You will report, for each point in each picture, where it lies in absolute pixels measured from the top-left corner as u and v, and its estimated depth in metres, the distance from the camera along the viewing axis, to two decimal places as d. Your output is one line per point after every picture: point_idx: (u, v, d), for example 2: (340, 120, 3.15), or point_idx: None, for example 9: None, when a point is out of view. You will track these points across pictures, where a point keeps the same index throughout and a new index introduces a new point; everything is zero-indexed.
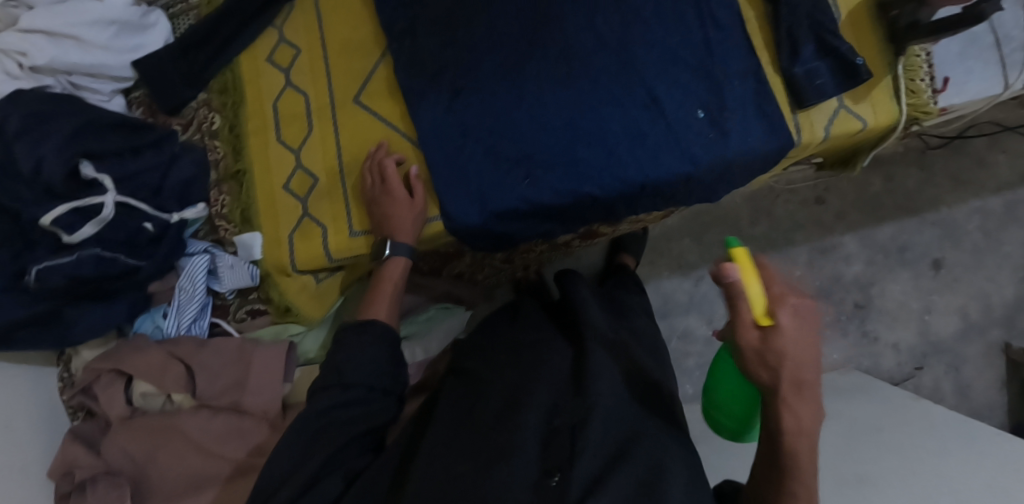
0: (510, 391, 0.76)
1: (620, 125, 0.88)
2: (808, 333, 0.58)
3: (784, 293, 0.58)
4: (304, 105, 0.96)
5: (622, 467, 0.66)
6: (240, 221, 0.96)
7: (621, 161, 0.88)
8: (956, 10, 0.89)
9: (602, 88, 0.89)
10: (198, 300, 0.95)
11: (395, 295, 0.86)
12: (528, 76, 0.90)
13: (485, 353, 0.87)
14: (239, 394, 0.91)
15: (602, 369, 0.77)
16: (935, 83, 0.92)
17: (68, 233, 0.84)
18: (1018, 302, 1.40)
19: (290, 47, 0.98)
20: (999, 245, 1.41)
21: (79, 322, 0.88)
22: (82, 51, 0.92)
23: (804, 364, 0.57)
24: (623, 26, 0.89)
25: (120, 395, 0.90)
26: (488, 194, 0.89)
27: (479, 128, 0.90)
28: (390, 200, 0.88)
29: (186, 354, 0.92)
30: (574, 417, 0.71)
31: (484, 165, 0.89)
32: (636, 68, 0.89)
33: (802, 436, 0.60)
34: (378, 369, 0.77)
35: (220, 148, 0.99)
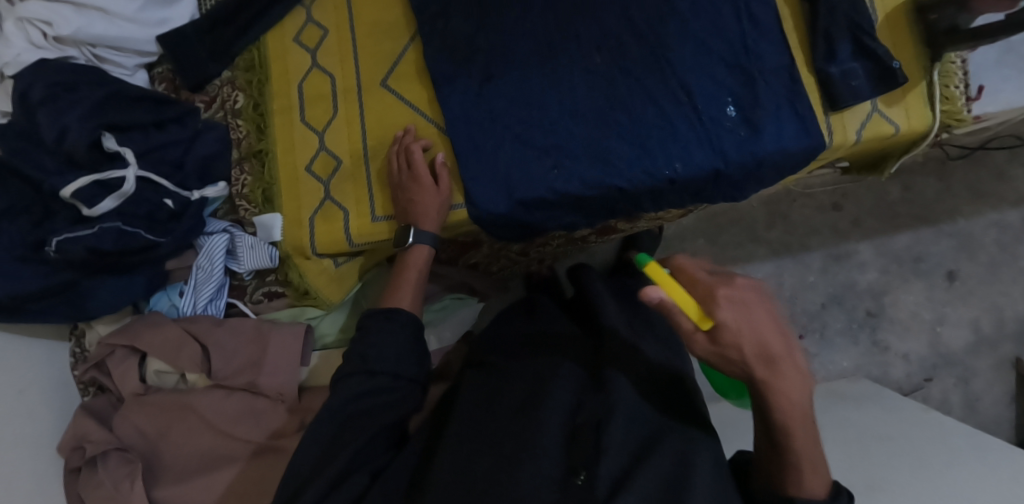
0: (532, 385, 0.76)
1: (651, 118, 0.89)
2: (755, 313, 0.61)
3: (714, 291, 0.61)
4: (330, 86, 0.95)
5: (652, 459, 0.65)
6: (261, 202, 0.94)
7: (652, 154, 0.88)
8: (995, 18, 0.88)
9: (635, 82, 0.89)
10: (216, 280, 0.92)
11: (420, 283, 0.85)
12: (561, 65, 0.90)
13: (504, 343, 0.87)
14: (255, 374, 0.89)
15: (622, 366, 0.77)
16: (970, 91, 0.91)
17: (89, 206, 0.83)
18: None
19: (318, 27, 0.96)
20: (1015, 259, 1.39)
21: (95, 292, 0.88)
22: (108, 22, 0.92)
23: (765, 341, 0.60)
24: (657, 21, 0.89)
25: (134, 372, 0.90)
26: (515, 182, 0.89)
27: (508, 115, 0.90)
28: (417, 187, 0.87)
29: (201, 332, 0.90)
30: (596, 413, 0.71)
31: (513, 153, 0.89)
32: (670, 63, 0.89)
33: (796, 409, 0.62)
34: (403, 358, 0.76)
35: (242, 127, 0.97)
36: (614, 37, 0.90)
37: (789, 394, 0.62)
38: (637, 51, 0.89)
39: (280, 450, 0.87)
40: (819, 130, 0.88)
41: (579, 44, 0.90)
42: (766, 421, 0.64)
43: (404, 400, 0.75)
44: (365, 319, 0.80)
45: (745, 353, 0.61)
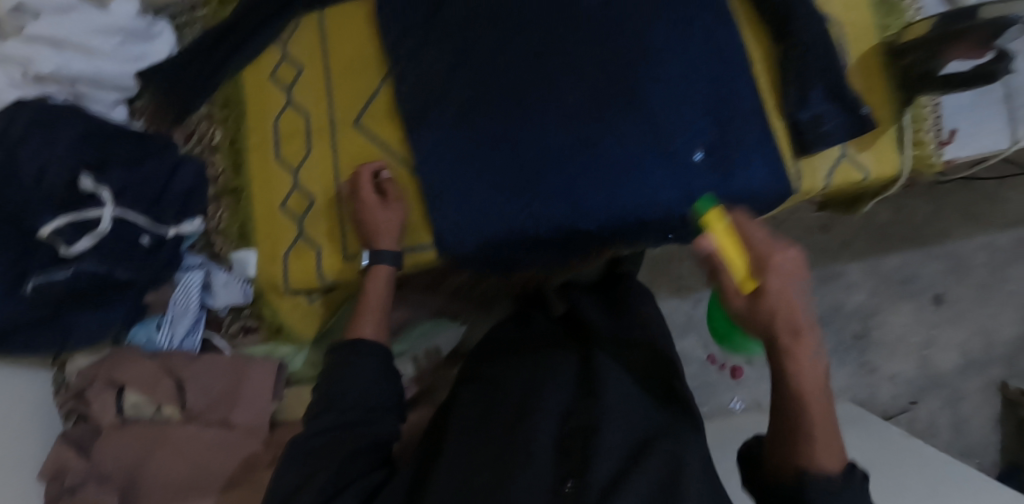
0: (521, 401, 0.75)
1: (624, 160, 0.87)
2: (794, 284, 0.57)
3: (769, 250, 0.58)
4: (305, 124, 0.95)
5: (643, 467, 0.63)
6: (236, 237, 0.97)
7: (623, 197, 0.87)
8: (967, 65, 0.87)
9: (608, 123, 0.88)
10: (192, 315, 0.94)
11: (384, 305, 0.84)
12: (534, 104, 0.89)
13: (500, 360, 0.86)
14: (228, 409, 0.91)
15: (614, 376, 0.75)
16: (941, 135, 0.91)
17: (67, 245, 0.85)
18: (1018, 340, 1.39)
19: (293, 64, 0.96)
20: (1004, 283, 1.39)
21: (76, 325, 0.89)
22: (90, 60, 0.94)
23: (797, 311, 0.57)
24: (630, 59, 0.88)
25: (111, 404, 0.91)
26: (484, 221, 0.89)
27: (481, 155, 0.89)
28: (369, 210, 0.88)
29: (176, 367, 0.92)
30: (586, 421, 0.69)
31: (484, 193, 0.89)
32: (642, 105, 0.88)
33: (810, 378, 0.59)
34: (378, 386, 0.76)
35: (220, 163, 0.99)
36: (588, 76, 0.89)
37: (802, 369, 0.59)
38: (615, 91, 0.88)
39: (254, 482, 0.86)
40: (788, 176, 0.87)
41: (558, 83, 0.89)
42: (778, 391, 0.62)
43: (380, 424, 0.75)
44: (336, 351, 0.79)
45: (776, 323, 0.58)
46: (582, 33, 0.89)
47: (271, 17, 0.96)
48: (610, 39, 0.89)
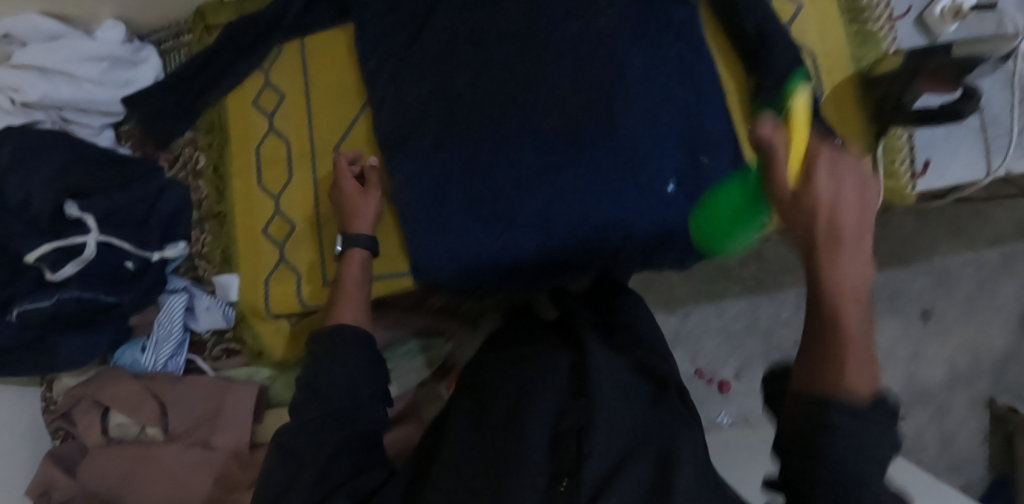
0: (515, 397, 0.69)
1: (598, 190, 0.87)
2: (845, 183, 0.55)
3: (822, 149, 0.58)
4: (286, 151, 0.97)
5: (633, 463, 0.60)
6: (219, 262, 0.98)
7: (595, 228, 0.87)
8: (943, 98, 0.87)
9: (584, 152, 0.87)
10: (176, 338, 0.96)
11: (359, 293, 0.84)
12: (509, 131, 0.89)
13: (494, 350, 0.82)
14: (209, 431, 0.92)
15: (606, 366, 0.69)
16: (916, 166, 0.91)
17: (52, 270, 0.88)
18: (1010, 353, 1.23)
19: (275, 91, 0.98)
20: (992, 295, 1.24)
21: (62, 348, 0.89)
22: (75, 87, 0.95)
23: (841, 212, 0.54)
24: (604, 84, 0.87)
25: (96, 424, 0.93)
26: (459, 249, 0.90)
27: (457, 182, 0.90)
28: (351, 199, 0.90)
29: (160, 390, 0.93)
30: (578, 418, 0.64)
31: (461, 221, 0.90)
32: (619, 132, 0.86)
33: (849, 286, 0.53)
34: (358, 385, 0.72)
35: (203, 188, 1.00)
36: (565, 104, 0.88)
37: (835, 269, 0.53)
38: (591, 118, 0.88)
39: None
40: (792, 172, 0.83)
41: (534, 110, 0.89)
42: (811, 307, 0.56)
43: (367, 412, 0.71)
44: (316, 342, 0.75)
45: (816, 220, 0.55)
46: (560, 58, 0.88)
47: (255, 42, 0.96)
48: (587, 65, 0.88)
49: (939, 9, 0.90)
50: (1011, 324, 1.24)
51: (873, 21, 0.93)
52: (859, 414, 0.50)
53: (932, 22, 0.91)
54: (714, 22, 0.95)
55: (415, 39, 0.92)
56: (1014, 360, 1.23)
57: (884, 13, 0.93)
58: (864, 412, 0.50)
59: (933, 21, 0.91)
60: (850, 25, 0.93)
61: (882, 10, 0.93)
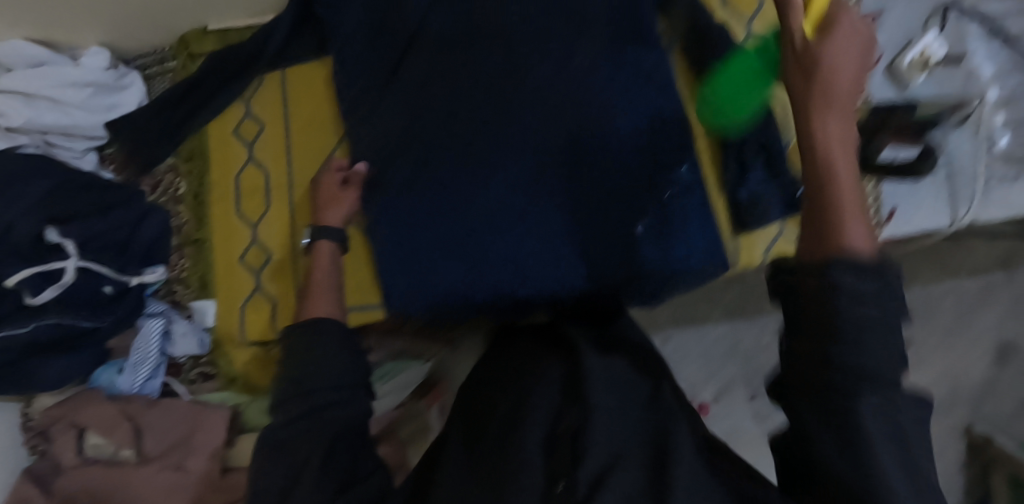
0: (504, 403, 0.65)
1: (565, 229, 0.91)
2: (851, 47, 0.56)
3: (841, 11, 0.57)
4: (264, 182, 0.99)
5: (627, 461, 0.56)
6: (196, 288, 1.01)
7: (560, 266, 0.91)
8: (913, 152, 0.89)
9: (552, 191, 0.92)
10: (152, 361, 0.98)
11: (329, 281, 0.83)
12: (483, 168, 0.92)
13: (488, 359, 0.77)
14: (183, 456, 0.94)
15: (601, 361, 0.65)
16: (881, 215, 0.92)
17: (32, 295, 0.89)
18: (988, 384, 1.23)
19: (255, 122, 1.01)
20: (971, 327, 1.24)
21: (41, 370, 0.91)
22: (60, 112, 0.97)
23: (842, 70, 0.55)
24: (577, 133, 0.91)
25: (71, 445, 0.94)
26: (429, 284, 0.92)
27: (428, 216, 0.92)
28: (328, 195, 0.93)
29: (134, 413, 0.95)
30: (575, 416, 0.59)
31: (431, 258, 0.92)
32: (583, 175, 0.91)
33: (840, 145, 0.55)
34: (346, 373, 0.69)
35: (183, 214, 1.03)
36: (537, 150, 0.92)
37: (827, 125, 0.55)
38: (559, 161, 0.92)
39: None
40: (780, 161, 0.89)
41: (504, 152, 0.92)
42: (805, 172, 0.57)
43: (355, 404, 0.69)
44: (291, 336, 0.73)
45: (826, 85, 0.55)
46: (530, 101, 0.92)
47: (239, 69, 0.95)
48: (558, 110, 0.91)
49: (908, 60, 0.93)
50: (988, 353, 1.24)
51: None
52: (864, 271, 0.49)
53: (901, 72, 0.93)
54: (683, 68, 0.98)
55: (392, 77, 0.94)
56: (991, 392, 1.23)
57: None
58: (873, 269, 0.49)
59: (902, 71, 0.93)
60: None
61: None
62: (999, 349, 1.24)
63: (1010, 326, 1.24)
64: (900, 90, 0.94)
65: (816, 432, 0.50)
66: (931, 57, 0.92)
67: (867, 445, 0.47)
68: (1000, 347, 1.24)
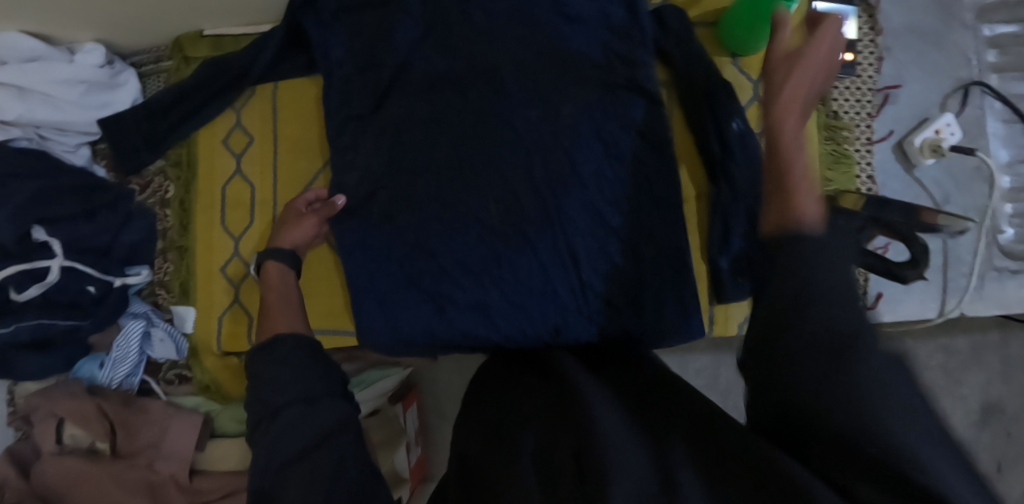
0: (500, 436, 0.65)
1: (537, 285, 0.89)
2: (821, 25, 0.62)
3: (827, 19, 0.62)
4: (249, 195, 1.03)
5: (635, 459, 0.51)
6: (178, 293, 1.04)
7: (529, 316, 0.89)
8: (905, 251, 0.89)
9: (531, 246, 0.89)
10: (131, 360, 1.02)
11: (286, 297, 0.86)
12: (461, 206, 0.90)
13: (477, 401, 0.76)
14: (155, 453, 0.99)
15: (588, 386, 0.62)
16: (868, 300, 0.90)
17: (17, 292, 0.93)
18: (968, 444, 1.16)
19: (244, 133, 1.03)
20: (957, 386, 1.16)
21: (22, 363, 0.95)
22: (51, 107, 0.97)
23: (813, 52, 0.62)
24: (557, 185, 0.89)
25: (51, 433, 0.98)
26: (400, 321, 0.92)
27: (402, 248, 0.92)
28: (288, 218, 0.96)
29: (112, 411, 1.00)
30: (571, 438, 0.55)
31: (402, 294, 0.92)
32: (563, 229, 0.89)
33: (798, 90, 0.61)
34: (307, 372, 0.71)
35: (169, 218, 1.05)
36: (516, 197, 0.89)
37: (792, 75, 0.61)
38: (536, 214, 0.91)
39: None
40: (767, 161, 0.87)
41: (482, 196, 0.90)
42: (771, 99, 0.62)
43: (327, 407, 0.69)
44: (251, 360, 0.73)
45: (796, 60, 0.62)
46: (514, 146, 0.90)
47: (234, 82, 0.98)
48: (541, 156, 0.89)
49: (920, 140, 0.88)
50: (971, 415, 1.16)
51: (850, 143, 0.90)
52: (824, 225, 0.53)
53: (912, 151, 0.89)
54: (680, 117, 0.96)
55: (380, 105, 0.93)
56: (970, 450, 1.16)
57: (861, 137, 0.90)
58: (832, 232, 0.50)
59: (912, 151, 0.89)
60: (826, 144, 0.89)
61: (860, 133, 0.90)
62: (983, 409, 1.16)
63: (996, 388, 1.16)
64: (908, 169, 0.91)
65: (814, 401, 0.45)
66: (946, 141, 0.87)
67: (874, 400, 0.43)
68: (983, 408, 1.17)
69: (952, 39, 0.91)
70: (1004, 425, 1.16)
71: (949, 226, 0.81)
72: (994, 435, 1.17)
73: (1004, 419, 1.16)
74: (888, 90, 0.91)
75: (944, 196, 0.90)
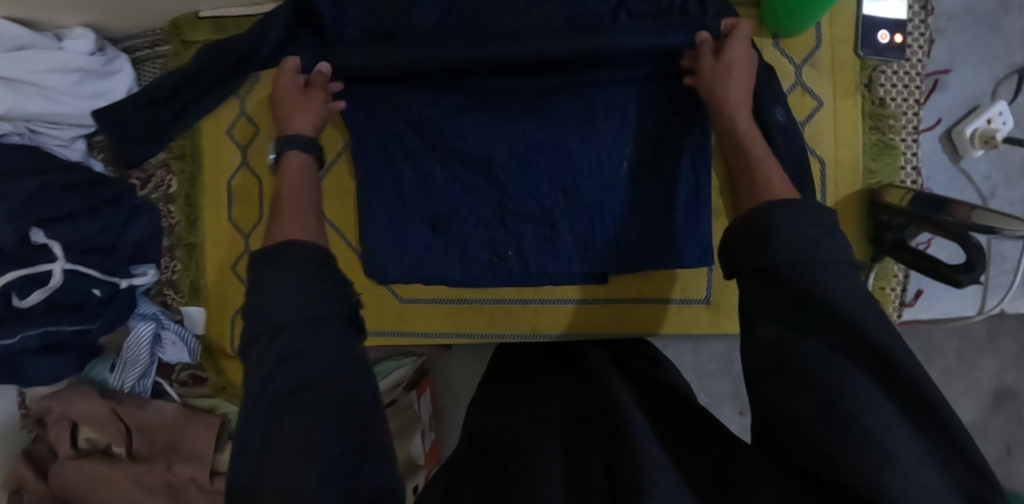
0: (524, 427, 0.68)
1: (575, 236, 0.90)
2: (738, 50, 0.78)
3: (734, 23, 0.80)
4: (258, 189, 0.98)
5: (672, 473, 0.56)
6: (188, 292, 1.00)
7: (559, 258, 0.90)
8: (955, 250, 0.87)
9: (548, 180, 0.88)
10: (142, 366, 0.99)
11: (298, 197, 0.76)
12: (496, 169, 0.89)
13: (495, 394, 0.79)
14: (172, 457, 0.97)
15: (626, 397, 0.67)
16: (906, 295, 0.89)
17: (20, 298, 0.89)
18: (977, 428, 1.12)
19: (250, 123, 0.98)
20: (970, 370, 1.11)
21: (34, 367, 0.92)
22: (45, 99, 0.91)
23: (739, 72, 0.77)
24: (589, 148, 0.87)
25: (67, 437, 0.97)
26: (424, 270, 0.91)
27: (426, 200, 0.90)
28: (289, 100, 0.84)
29: (126, 414, 0.97)
30: (607, 448, 0.60)
31: (422, 240, 0.91)
32: (576, 181, 0.88)
33: (742, 124, 0.74)
34: (305, 291, 0.58)
35: (174, 214, 1.01)
36: (533, 165, 0.88)
37: (734, 112, 0.75)
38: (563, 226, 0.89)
39: None
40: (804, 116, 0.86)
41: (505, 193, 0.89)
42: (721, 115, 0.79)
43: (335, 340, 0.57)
44: (251, 263, 0.61)
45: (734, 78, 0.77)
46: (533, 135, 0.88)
47: (241, 64, 0.89)
48: (558, 147, 0.87)
49: (971, 130, 0.85)
50: (984, 399, 1.11)
51: (895, 133, 0.86)
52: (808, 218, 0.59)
53: (964, 142, 0.85)
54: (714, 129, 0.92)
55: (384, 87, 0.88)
56: (980, 434, 1.11)
57: (908, 125, 0.86)
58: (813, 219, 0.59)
59: (961, 141, 0.86)
60: (870, 133, 0.86)
61: (907, 121, 0.85)
62: (996, 394, 1.11)
63: (1011, 372, 1.10)
64: (955, 160, 0.88)
65: (822, 409, 0.52)
66: (999, 132, 0.84)
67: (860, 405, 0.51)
68: (996, 393, 1.11)
69: (1005, 20, 0.86)
70: (1017, 410, 1.11)
71: (1005, 230, 0.71)
72: (1006, 419, 1.11)
73: (1016, 404, 1.10)
74: (937, 75, 0.87)
75: (991, 190, 0.88)
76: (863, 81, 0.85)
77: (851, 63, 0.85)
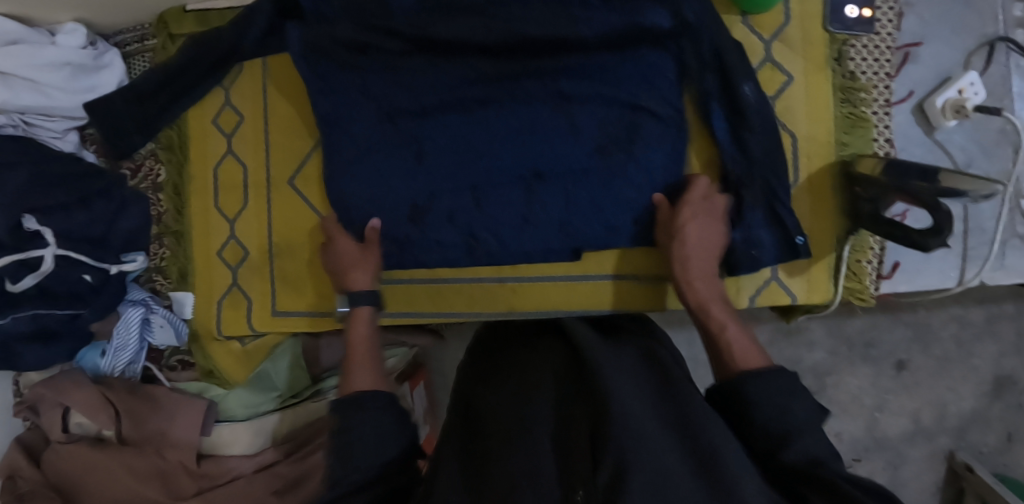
0: (512, 401, 0.68)
1: (557, 213, 0.89)
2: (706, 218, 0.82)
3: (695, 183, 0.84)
4: (242, 176, 1.01)
5: (651, 440, 0.56)
6: (177, 278, 1.03)
7: (531, 234, 0.90)
8: (925, 218, 0.87)
9: (522, 161, 0.88)
10: (132, 348, 1.02)
11: (369, 352, 0.80)
12: (473, 157, 0.89)
13: (480, 373, 0.79)
14: (161, 442, 0.98)
15: (612, 364, 0.66)
16: (883, 268, 0.89)
17: (12, 281, 0.91)
18: (977, 416, 1.10)
19: (235, 112, 1.00)
20: (968, 357, 1.09)
21: (26, 354, 0.94)
22: (37, 92, 0.94)
23: (697, 240, 0.81)
24: (560, 132, 0.87)
25: (59, 422, 1.00)
26: (408, 249, 0.93)
27: (410, 194, 0.91)
28: (350, 259, 0.89)
29: (117, 399, 1.00)
30: (591, 416, 0.60)
31: (396, 225, 0.92)
32: (547, 159, 0.88)
33: (705, 291, 0.79)
34: (385, 440, 0.66)
35: (162, 202, 1.04)
36: (511, 151, 0.88)
37: (694, 280, 0.80)
38: (538, 207, 0.89)
39: None
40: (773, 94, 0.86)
41: (484, 174, 0.89)
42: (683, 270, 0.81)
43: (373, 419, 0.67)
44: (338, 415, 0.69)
45: (696, 243, 0.81)
46: (512, 111, 0.87)
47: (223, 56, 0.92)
48: (536, 130, 0.87)
49: (942, 101, 0.85)
50: (984, 386, 1.10)
51: (867, 106, 0.86)
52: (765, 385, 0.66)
53: (933, 113, 0.86)
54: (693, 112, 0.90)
55: (360, 65, 0.89)
56: (979, 422, 1.10)
57: (879, 98, 0.87)
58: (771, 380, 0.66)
59: (933, 113, 0.86)
60: (841, 106, 0.86)
61: (879, 94, 0.86)
62: (995, 381, 1.09)
63: (1010, 359, 1.09)
64: (929, 132, 0.88)
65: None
66: (969, 101, 0.84)
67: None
68: (995, 380, 1.09)
69: None
70: (1017, 397, 1.09)
71: (969, 191, 0.72)
72: (1008, 407, 1.09)
73: (1017, 391, 1.09)
74: (908, 48, 0.87)
75: (968, 161, 0.87)
76: (832, 56, 0.86)
77: (820, 38, 0.86)
